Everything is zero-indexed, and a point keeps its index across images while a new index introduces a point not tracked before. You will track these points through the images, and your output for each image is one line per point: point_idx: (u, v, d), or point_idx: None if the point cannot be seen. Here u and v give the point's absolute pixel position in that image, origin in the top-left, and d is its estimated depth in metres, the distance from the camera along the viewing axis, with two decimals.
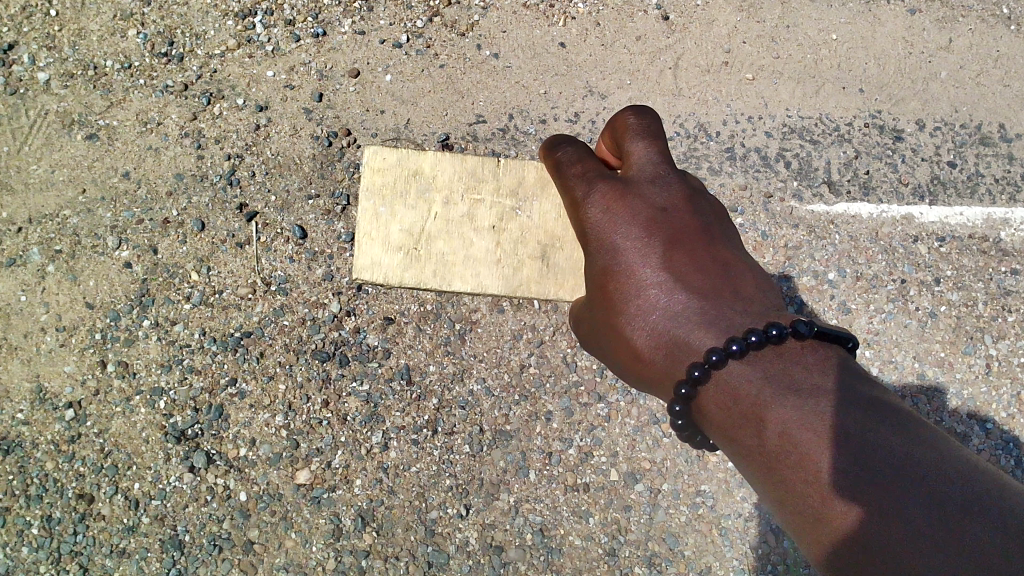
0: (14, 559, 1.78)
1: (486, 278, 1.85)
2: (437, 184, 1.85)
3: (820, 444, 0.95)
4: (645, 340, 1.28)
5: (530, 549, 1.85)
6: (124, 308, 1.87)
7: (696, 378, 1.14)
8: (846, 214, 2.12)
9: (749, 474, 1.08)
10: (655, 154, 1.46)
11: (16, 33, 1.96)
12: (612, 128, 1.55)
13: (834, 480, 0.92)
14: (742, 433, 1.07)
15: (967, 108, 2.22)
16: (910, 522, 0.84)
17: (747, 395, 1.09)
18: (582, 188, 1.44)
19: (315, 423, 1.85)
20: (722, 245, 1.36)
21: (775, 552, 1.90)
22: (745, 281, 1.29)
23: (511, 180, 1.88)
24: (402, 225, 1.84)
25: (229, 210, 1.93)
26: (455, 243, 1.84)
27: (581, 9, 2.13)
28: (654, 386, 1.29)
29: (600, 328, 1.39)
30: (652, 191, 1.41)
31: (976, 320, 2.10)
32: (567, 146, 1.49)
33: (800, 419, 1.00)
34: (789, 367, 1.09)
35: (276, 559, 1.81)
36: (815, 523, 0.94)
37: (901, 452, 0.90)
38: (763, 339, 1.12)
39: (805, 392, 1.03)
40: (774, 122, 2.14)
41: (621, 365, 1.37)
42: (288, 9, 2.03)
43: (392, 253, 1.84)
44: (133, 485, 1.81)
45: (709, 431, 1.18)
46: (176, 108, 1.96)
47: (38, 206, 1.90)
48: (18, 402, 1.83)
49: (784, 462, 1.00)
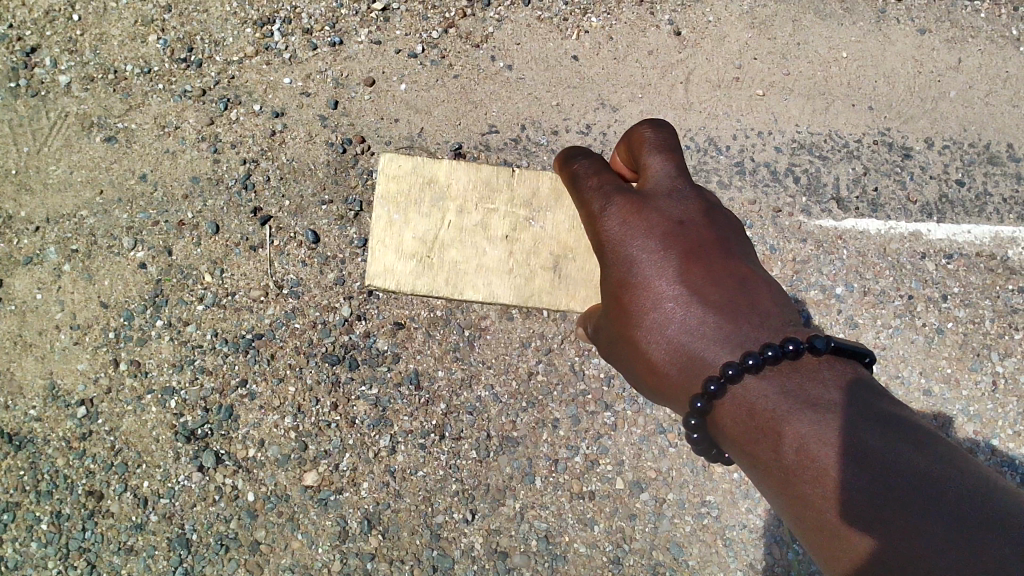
0: (23, 554, 1.79)
1: (498, 287, 1.88)
2: (451, 193, 1.89)
3: (836, 460, 0.96)
4: (661, 354, 1.29)
5: (534, 556, 1.85)
6: (138, 308, 1.89)
7: (713, 392, 1.16)
8: (855, 230, 2.13)
9: (765, 488, 1.09)
10: (672, 168, 1.48)
11: (38, 36, 1.99)
12: (630, 140, 1.57)
13: (848, 495, 0.93)
14: (759, 448, 1.08)
15: (975, 128, 2.24)
16: (927, 535, 0.84)
17: (763, 410, 1.10)
18: (600, 201, 1.45)
19: (323, 426, 1.87)
20: (739, 259, 1.36)
21: (779, 564, 1.91)
22: (762, 295, 1.29)
23: (522, 194, 1.90)
24: (417, 233, 1.88)
25: (243, 213, 1.95)
26: (468, 251, 1.88)
27: (594, 23, 2.16)
28: (670, 399, 1.31)
29: (617, 339, 1.41)
30: (669, 204, 1.42)
31: (983, 337, 2.11)
32: (583, 158, 1.55)
33: (816, 434, 1.00)
34: (806, 382, 1.10)
35: (282, 560, 1.82)
36: (832, 539, 0.96)
37: (922, 467, 0.90)
38: (780, 353, 1.13)
39: (822, 407, 1.04)
40: (783, 137, 2.16)
41: (637, 377, 1.38)
42: (306, 18, 2.06)
43: (406, 260, 1.88)
44: (142, 484, 1.82)
45: (724, 445, 1.20)
46: (194, 113, 1.99)
47: (56, 206, 1.92)
48: (30, 399, 1.85)
49: (799, 477, 1.01)
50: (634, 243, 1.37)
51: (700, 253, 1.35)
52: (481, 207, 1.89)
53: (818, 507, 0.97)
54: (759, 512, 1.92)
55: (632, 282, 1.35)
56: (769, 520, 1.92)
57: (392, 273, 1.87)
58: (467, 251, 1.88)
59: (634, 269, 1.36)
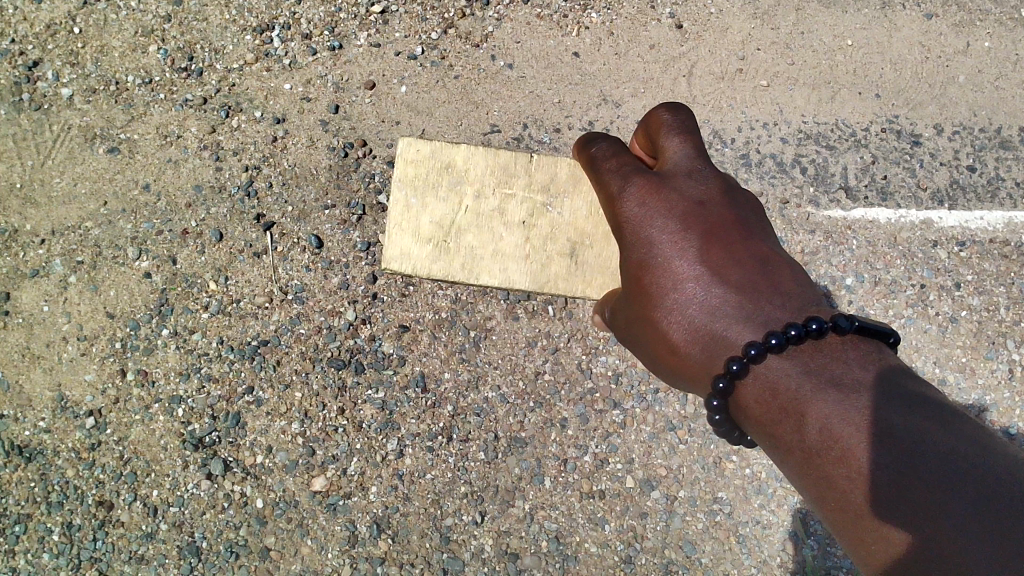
0: (36, 565, 1.80)
1: (515, 273, 1.86)
2: (469, 178, 1.87)
3: (861, 438, 0.93)
4: (682, 334, 1.26)
5: (545, 556, 1.84)
6: (144, 317, 1.90)
7: (734, 373, 1.13)
8: (864, 220, 2.10)
9: (787, 470, 1.05)
10: (690, 149, 1.45)
11: (40, 50, 2.00)
12: (648, 123, 1.55)
13: (873, 475, 0.89)
14: (781, 428, 1.05)
15: (985, 113, 2.20)
16: (952, 515, 0.81)
17: (786, 390, 1.06)
18: (618, 182, 1.45)
19: (331, 431, 1.86)
20: (760, 239, 1.33)
21: (794, 561, 1.88)
22: (783, 274, 1.25)
23: (539, 180, 1.88)
24: (434, 217, 1.85)
25: (246, 220, 1.96)
26: (485, 236, 1.86)
27: (595, 19, 2.14)
28: (690, 381, 1.28)
29: (636, 321, 1.38)
30: (688, 184, 1.39)
31: (998, 325, 2.07)
32: (602, 141, 1.55)
33: (840, 413, 0.96)
34: (829, 362, 1.06)
35: (292, 566, 1.81)
36: (856, 521, 0.91)
37: (949, 448, 0.85)
38: (803, 332, 1.09)
39: (846, 386, 1.00)
40: (789, 128, 2.14)
41: (657, 359, 1.35)
42: (305, 23, 2.06)
43: (422, 244, 1.85)
44: (152, 492, 1.83)
45: (746, 426, 1.16)
46: (195, 122, 2.00)
47: (61, 219, 1.93)
48: (39, 411, 1.85)
49: (824, 458, 0.96)
50: (653, 223, 1.36)
51: (721, 233, 1.32)
52: (499, 192, 1.87)
53: (841, 487, 0.93)
54: (773, 508, 1.90)
55: (651, 263, 1.34)
56: (783, 516, 1.90)
57: (409, 256, 1.84)
58: (485, 235, 1.86)
59: (653, 249, 1.34)
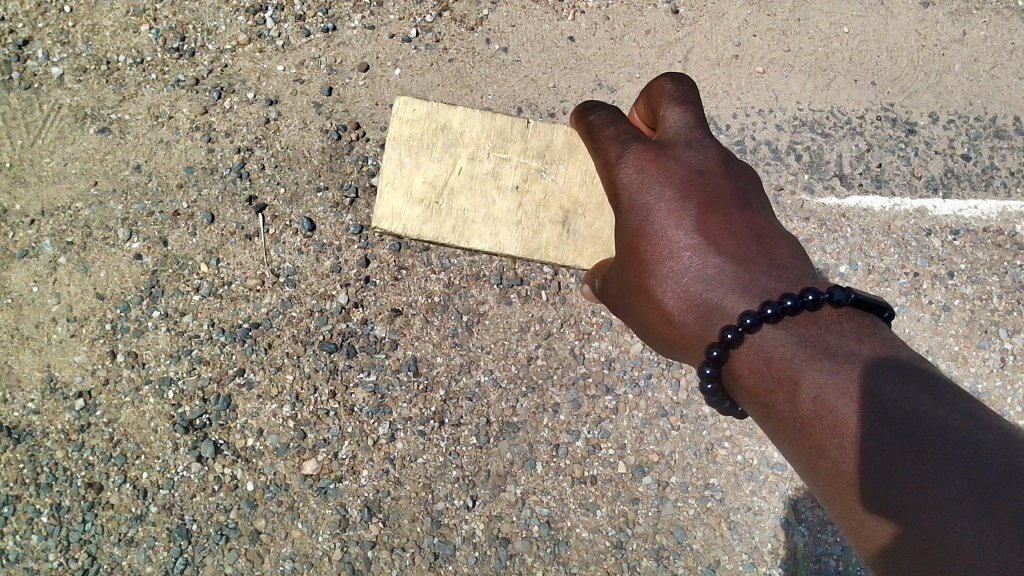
0: (24, 546, 1.79)
1: (505, 238, 1.85)
2: (464, 141, 1.87)
3: (855, 410, 0.92)
4: (677, 304, 1.25)
5: (536, 541, 1.83)
6: (134, 299, 1.89)
7: (729, 341, 1.12)
8: (859, 207, 2.09)
9: (779, 439, 1.05)
10: (691, 119, 1.44)
11: (30, 28, 1.98)
12: (649, 93, 1.53)
13: (867, 445, 0.89)
14: (774, 398, 1.05)
15: (981, 101, 2.20)
16: (944, 485, 0.80)
17: (780, 359, 1.06)
18: (617, 149, 1.43)
19: (322, 414, 1.85)
20: (756, 212, 1.33)
21: (785, 547, 1.88)
22: (779, 248, 1.25)
23: (534, 147, 1.87)
24: (427, 178, 1.85)
25: (238, 202, 1.94)
26: (478, 200, 1.85)
27: (591, 3, 2.13)
28: (683, 351, 1.27)
29: (628, 289, 1.37)
30: (686, 154, 1.38)
31: (990, 314, 2.06)
32: (602, 108, 1.54)
33: (835, 383, 0.96)
34: (824, 333, 1.06)
35: (282, 549, 1.80)
36: (848, 494, 0.91)
37: (940, 420, 0.85)
38: (799, 303, 1.08)
39: (841, 357, 1.00)
40: (785, 115, 2.13)
41: (648, 329, 1.35)
42: (298, 4, 2.05)
43: (415, 205, 1.85)
44: (142, 475, 1.81)
45: (738, 396, 1.16)
46: (187, 103, 1.98)
47: (50, 199, 1.92)
48: (28, 392, 1.84)
49: (817, 428, 0.96)
50: (651, 191, 1.34)
51: (719, 205, 1.31)
52: (494, 158, 1.87)
53: (834, 458, 0.93)
54: (764, 494, 1.89)
55: (649, 232, 1.32)
56: (774, 503, 1.89)
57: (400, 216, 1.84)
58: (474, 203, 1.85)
59: (651, 218, 1.33)
